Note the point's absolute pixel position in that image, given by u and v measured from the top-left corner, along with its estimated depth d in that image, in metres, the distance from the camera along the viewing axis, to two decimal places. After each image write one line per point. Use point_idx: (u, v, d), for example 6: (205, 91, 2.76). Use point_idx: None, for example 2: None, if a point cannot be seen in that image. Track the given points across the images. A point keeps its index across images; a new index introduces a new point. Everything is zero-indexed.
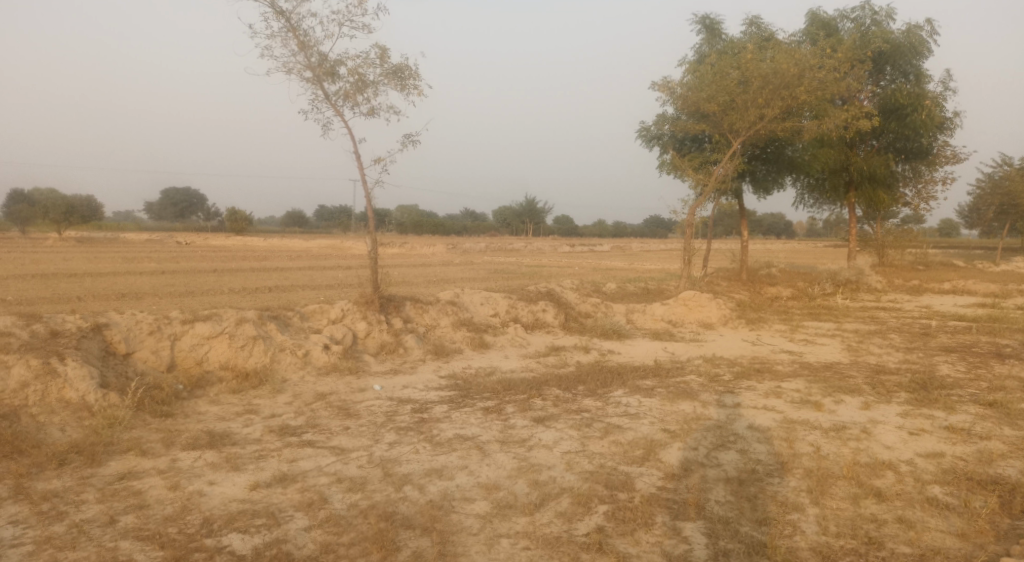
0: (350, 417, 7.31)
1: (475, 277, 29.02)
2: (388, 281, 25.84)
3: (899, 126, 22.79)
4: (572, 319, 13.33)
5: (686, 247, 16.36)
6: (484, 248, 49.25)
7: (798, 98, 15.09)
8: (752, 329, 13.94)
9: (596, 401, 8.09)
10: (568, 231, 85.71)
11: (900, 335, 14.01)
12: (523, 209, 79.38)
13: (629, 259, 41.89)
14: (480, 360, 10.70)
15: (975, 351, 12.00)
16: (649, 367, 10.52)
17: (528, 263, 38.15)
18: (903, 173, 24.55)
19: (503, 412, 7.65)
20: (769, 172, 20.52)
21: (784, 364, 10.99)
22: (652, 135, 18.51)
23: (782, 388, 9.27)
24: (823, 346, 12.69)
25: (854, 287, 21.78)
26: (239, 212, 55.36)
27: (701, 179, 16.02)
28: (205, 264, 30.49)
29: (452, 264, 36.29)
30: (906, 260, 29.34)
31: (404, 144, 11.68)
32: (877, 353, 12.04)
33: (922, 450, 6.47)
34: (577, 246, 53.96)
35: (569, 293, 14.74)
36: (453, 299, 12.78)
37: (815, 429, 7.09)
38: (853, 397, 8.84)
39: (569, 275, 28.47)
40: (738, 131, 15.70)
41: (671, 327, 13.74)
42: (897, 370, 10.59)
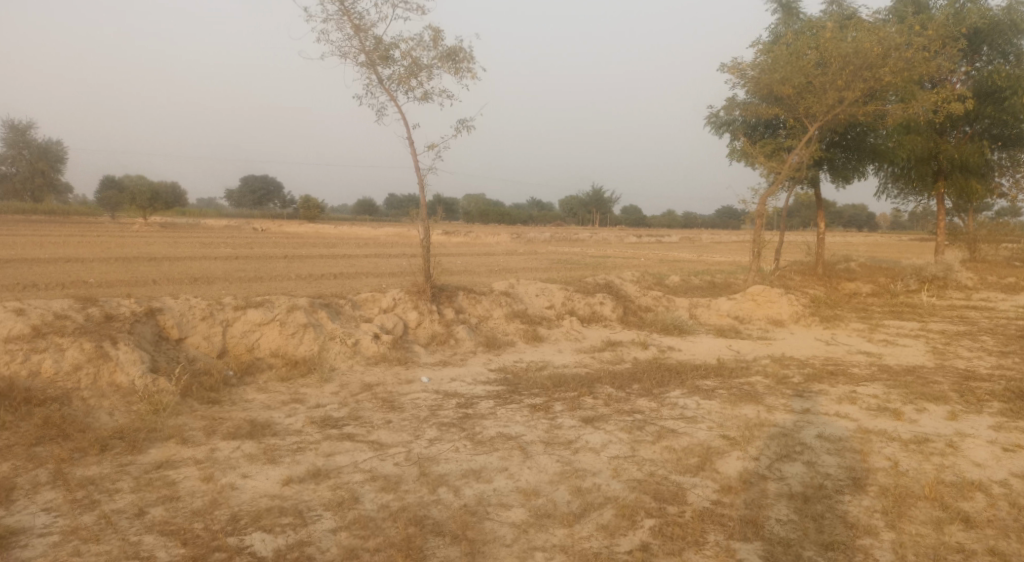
0: (394, 411, 7.14)
1: (537, 268, 28.72)
2: (450, 270, 25.86)
3: (997, 111, 21.09)
4: (632, 312, 12.85)
5: (755, 239, 15.54)
6: (549, 237, 48.88)
7: (882, 79, 14.05)
8: (825, 327, 13.11)
9: (651, 402, 7.66)
10: (635, 222, 84.29)
11: (992, 338, 12.90)
12: (589, 198, 78.49)
13: (697, 251, 40.69)
14: (533, 354, 10.38)
15: None
16: (711, 365, 9.97)
17: (593, 254, 37.55)
18: (999, 161, 22.77)
19: (551, 410, 7.33)
20: (849, 160, 19.32)
21: (859, 366, 10.22)
22: (722, 122, 17.70)
23: (857, 393, 8.59)
24: (905, 347, 11.78)
25: (941, 284, 20.38)
26: (312, 199, 56.81)
27: (773, 167, 15.17)
28: (276, 250, 31.31)
29: (515, 254, 36.12)
30: (1001, 256, 27.28)
31: (458, 129, 11.46)
32: (965, 357, 11.08)
33: (1018, 469, 5.76)
34: (644, 237, 52.91)
35: (629, 285, 14.24)
36: (508, 290, 12.51)
37: (893, 441, 6.46)
38: (937, 405, 8.08)
39: (633, 267, 27.81)
40: (815, 115, 14.75)
41: (737, 324, 13.07)
42: (988, 376, 9.67)
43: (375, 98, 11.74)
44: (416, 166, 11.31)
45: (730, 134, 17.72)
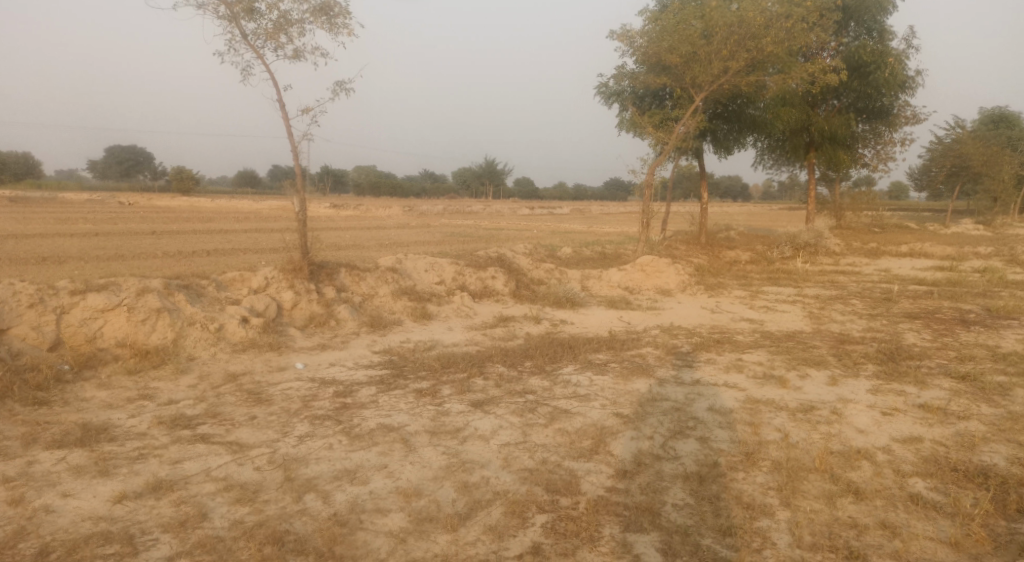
0: (260, 405, 6.40)
1: (429, 241, 27.94)
2: (337, 245, 24.63)
3: (862, 84, 22.30)
4: (524, 286, 12.50)
5: (644, 210, 15.55)
6: (442, 209, 48.00)
7: (764, 50, 14.27)
8: (711, 295, 13.32)
9: (542, 380, 7.31)
10: (528, 194, 84.64)
11: (862, 301, 13.57)
12: (482, 170, 77.96)
13: (588, 222, 41.17)
14: (420, 333, 9.79)
15: (939, 318, 11.55)
16: (603, 338, 9.77)
17: (486, 226, 37.12)
18: (863, 133, 24.20)
19: (438, 394, 6.81)
20: (731, 132, 19.83)
21: (744, 334, 10.36)
22: (612, 91, 17.61)
23: (744, 361, 8.62)
24: (785, 313, 12.13)
25: (813, 251, 21.21)
26: (185, 171, 52.84)
27: (661, 137, 15.18)
28: (143, 225, 28.72)
29: (406, 227, 35.11)
30: (863, 223, 29.23)
31: (335, 91, 10.54)
32: (839, 321, 11.51)
33: (898, 434, 5.82)
34: (537, 208, 53.10)
35: (521, 258, 13.86)
36: (394, 266, 11.79)
37: (781, 411, 6.41)
38: (818, 370, 8.22)
39: (525, 239, 27.61)
40: (701, 85, 14.84)
41: (628, 294, 13.02)
42: (862, 339, 10.05)
43: (239, 56, 10.59)
44: (290, 132, 10.33)
45: (619, 104, 17.66)
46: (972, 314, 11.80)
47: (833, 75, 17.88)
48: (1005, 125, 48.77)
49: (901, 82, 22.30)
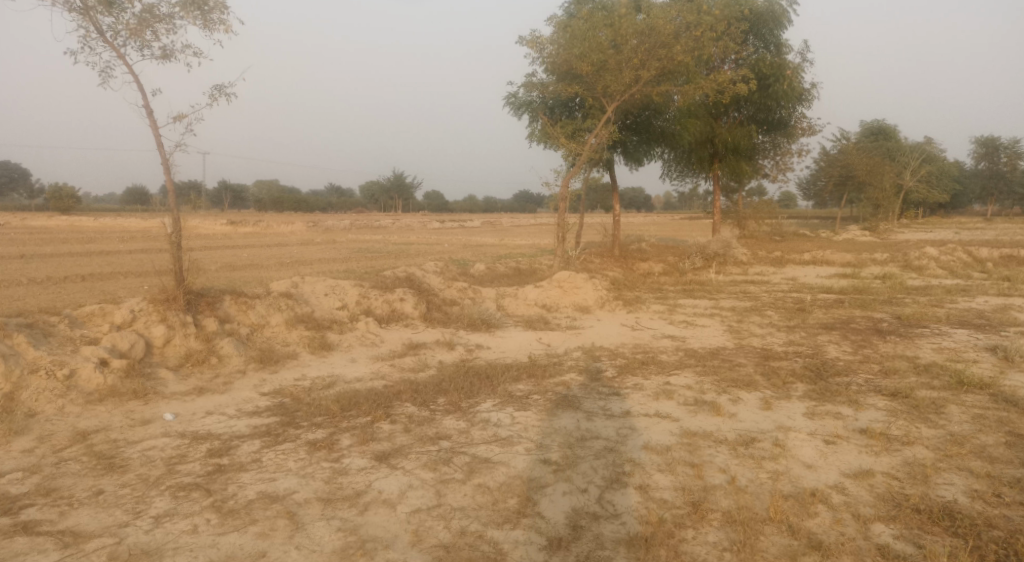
0: (113, 475, 5.24)
1: (335, 258, 26.50)
2: (232, 265, 22.86)
3: (762, 97, 22.85)
4: (435, 307, 11.59)
5: (559, 223, 14.95)
6: (349, 224, 46.32)
7: (675, 58, 14.05)
8: (630, 310, 12.85)
9: (456, 421, 6.46)
10: (438, 208, 83.51)
11: (777, 312, 13.47)
12: (390, 184, 76.34)
13: (500, 234, 40.65)
14: (318, 368, 8.72)
15: (854, 328, 11.49)
16: (522, 364, 9.01)
17: (395, 241, 35.88)
18: (764, 144, 24.82)
19: (334, 446, 5.83)
20: (640, 144, 19.59)
21: (668, 353, 9.87)
22: (521, 102, 17.05)
23: (672, 385, 8.08)
24: (705, 328, 11.77)
25: (722, 261, 21.36)
26: (64, 187, 48.68)
27: (574, 148, 14.68)
28: (10, 247, 25.82)
29: (311, 243, 33.41)
30: (765, 231, 30.03)
31: (213, 96, 9.36)
32: (759, 334, 11.24)
33: (847, 468, 5.33)
34: (447, 222, 52.31)
35: (431, 277, 12.93)
36: (289, 291, 10.63)
37: (721, 445, 5.83)
38: (749, 392, 7.77)
39: (435, 255, 26.67)
40: (613, 94, 14.48)
41: (545, 313, 12.36)
42: (786, 353, 9.75)
43: (97, 55, 9.24)
44: (160, 143, 9.07)
45: (529, 114, 17.11)
46: (885, 323, 11.81)
47: (743, 85, 18.03)
48: (883, 137, 52.06)
49: (798, 94, 23.02)
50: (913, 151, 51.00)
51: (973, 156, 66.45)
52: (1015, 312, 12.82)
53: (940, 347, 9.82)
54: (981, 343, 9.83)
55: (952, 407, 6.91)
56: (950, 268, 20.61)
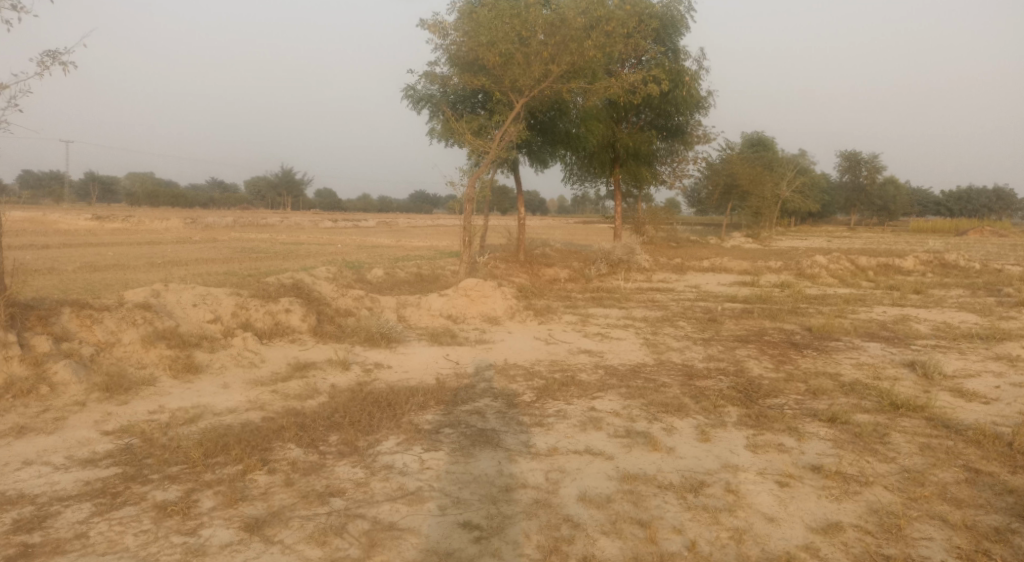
0: None
1: (216, 259, 24.23)
2: (92, 265, 20.28)
3: (662, 103, 22.86)
4: (327, 319, 10.24)
5: (465, 226, 13.89)
6: (231, 222, 43.27)
7: (586, 54, 13.33)
8: (541, 321, 11.99)
9: (351, 472, 5.30)
10: (330, 206, 80.38)
11: (689, 322, 13.03)
12: (278, 180, 72.70)
13: (396, 236, 39.11)
14: (180, 397, 7.28)
15: (769, 341, 11.17)
16: (428, 387, 7.91)
17: (283, 241, 33.63)
18: (663, 151, 24.90)
19: (191, 512, 4.56)
20: (545, 145, 18.94)
21: (587, 371, 9.07)
22: (422, 96, 15.92)
23: (598, 411, 7.24)
24: (621, 340, 11.09)
25: (627, 268, 21.02)
26: None
27: (481, 145, 13.70)
28: None
29: (189, 242, 30.63)
30: (662, 237, 30.26)
31: (44, 64, 7.73)
32: (677, 347, 10.68)
33: (812, 520, 4.64)
34: (339, 221, 50.05)
35: (322, 283, 11.52)
36: (148, 301, 9.04)
37: (667, 493, 5.02)
38: (682, 418, 7.05)
39: (328, 257, 24.93)
40: (522, 90, 13.61)
41: (451, 325, 11.27)
42: (709, 370, 9.19)
43: None
44: None
45: (430, 108, 15.98)
46: (799, 336, 11.58)
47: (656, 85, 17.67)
48: (763, 149, 54.61)
49: (695, 102, 23.22)
50: (790, 164, 53.86)
51: (838, 170, 71.26)
52: (913, 323, 13.03)
53: (858, 363, 9.58)
54: (896, 359, 9.68)
55: (894, 435, 6.45)
56: (841, 278, 21.22)
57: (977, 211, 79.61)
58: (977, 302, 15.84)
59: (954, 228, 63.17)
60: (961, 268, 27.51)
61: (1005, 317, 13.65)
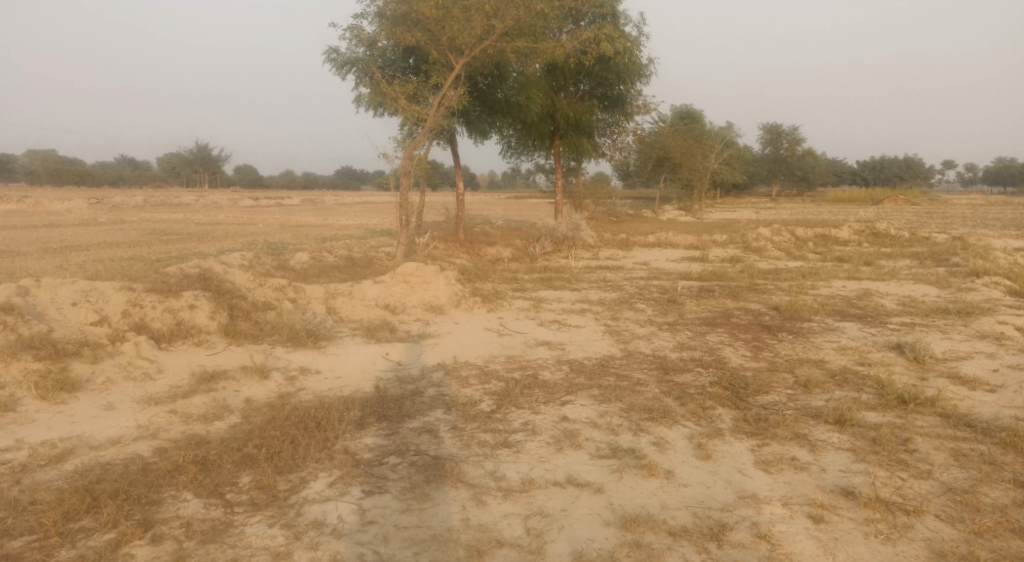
0: None
1: (121, 242, 21.91)
2: None
3: (603, 70, 21.77)
4: (241, 316, 8.69)
5: (402, 203, 12.40)
6: (141, 201, 40.11)
7: (531, 8, 11.98)
8: (490, 309, 10.77)
9: (267, 536, 3.98)
10: (251, 184, 76.54)
11: (647, 304, 12.07)
12: (194, 157, 68.69)
13: (324, 214, 36.98)
14: (47, 426, 5.71)
15: (738, 324, 10.27)
16: (365, 399, 6.56)
17: (200, 221, 31.19)
18: (604, 122, 23.83)
19: None
20: (484, 115, 17.52)
21: (550, 368, 7.92)
22: (347, 59, 14.26)
23: (572, 422, 6.08)
24: (581, 328, 9.98)
25: (571, 245, 20.00)
26: None
27: (417, 113, 12.18)
28: None
29: (92, 224, 27.86)
30: (602, 212, 29.39)
31: None
32: (643, 335, 9.65)
33: None
34: (260, 199, 47.35)
35: (236, 271, 9.91)
36: (12, 301, 7.30)
37: (682, 545, 3.93)
38: (671, 428, 5.97)
39: (248, 240, 22.87)
40: (461, 48, 12.13)
41: (389, 316, 9.89)
42: (685, 362, 8.19)
43: None
44: None
45: (356, 71, 14.33)
46: (769, 318, 10.75)
47: (606, 45, 16.46)
48: (692, 121, 54.49)
49: (637, 70, 22.25)
50: (718, 136, 54.04)
51: (761, 142, 72.46)
52: (877, 298, 12.41)
53: (841, 347, 8.75)
54: (879, 342, 8.91)
55: (917, 439, 5.55)
56: (787, 251, 20.78)
57: (890, 181, 82.82)
58: (928, 273, 15.49)
59: (870, 197, 65.23)
60: (892, 237, 27.71)
61: (964, 288, 13.21)
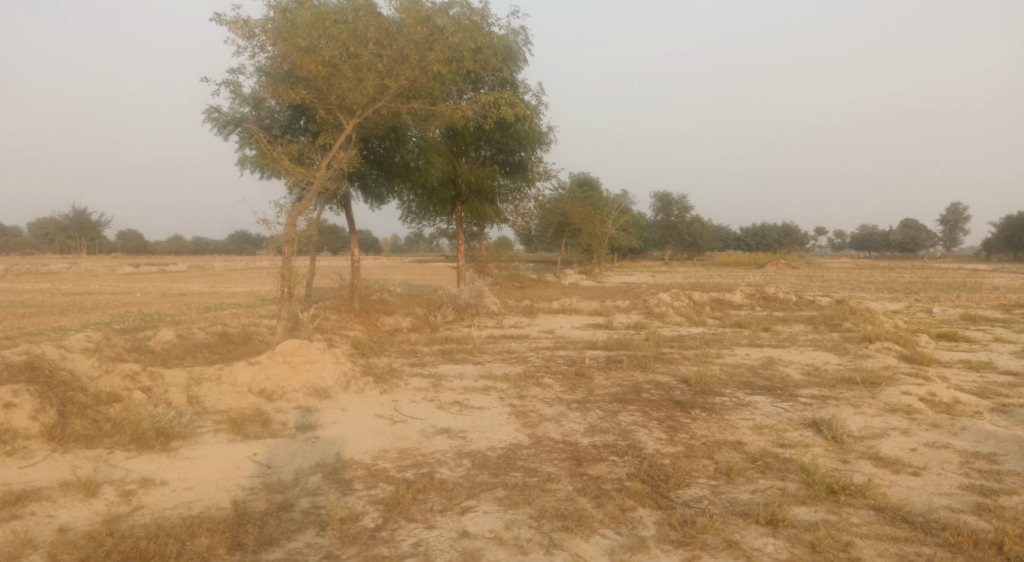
0: None
1: None
2: None
3: (503, 136, 21.59)
4: (75, 413, 7.22)
5: (285, 273, 11.21)
6: (2, 269, 36.24)
7: (428, 69, 11.44)
8: (383, 390, 9.67)
9: None
10: (134, 249, 71.67)
11: (554, 378, 11.35)
12: (69, 221, 63.68)
13: (211, 281, 34.59)
14: None
15: (651, 400, 9.66)
16: (220, 520, 5.34)
17: (68, 290, 28.27)
18: (505, 188, 23.54)
19: None
20: (381, 179, 16.68)
21: (449, 463, 6.93)
22: (228, 118, 13.15)
23: (473, 539, 5.12)
24: (484, 410, 9.06)
25: (474, 313, 19.20)
26: None
27: (304, 175, 11.17)
28: None
29: None
30: (505, 277, 28.88)
31: None
32: (551, 416, 8.84)
33: None
34: (143, 266, 44.07)
35: (77, 356, 8.41)
36: None
37: None
38: (588, 541, 5.13)
39: (118, 312, 20.64)
40: (352, 108, 11.34)
41: (264, 405, 8.61)
42: (599, 449, 7.41)
43: None
44: None
45: (239, 130, 13.22)
46: (681, 392, 10.24)
47: (506, 110, 16.16)
48: (590, 188, 55.98)
49: (537, 137, 22.20)
50: (615, 203, 55.68)
51: (654, 209, 75.57)
52: (782, 367, 12.25)
53: (757, 425, 8.26)
54: (795, 419, 8.50)
55: (859, 544, 4.98)
56: (688, 316, 20.87)
57: (772, 246, 88.10)
58: (824, 339, 15.70)
59: (754, 261, 68.87)
60: (782, 300, 28.71)
61: (862, 355, 13.32)
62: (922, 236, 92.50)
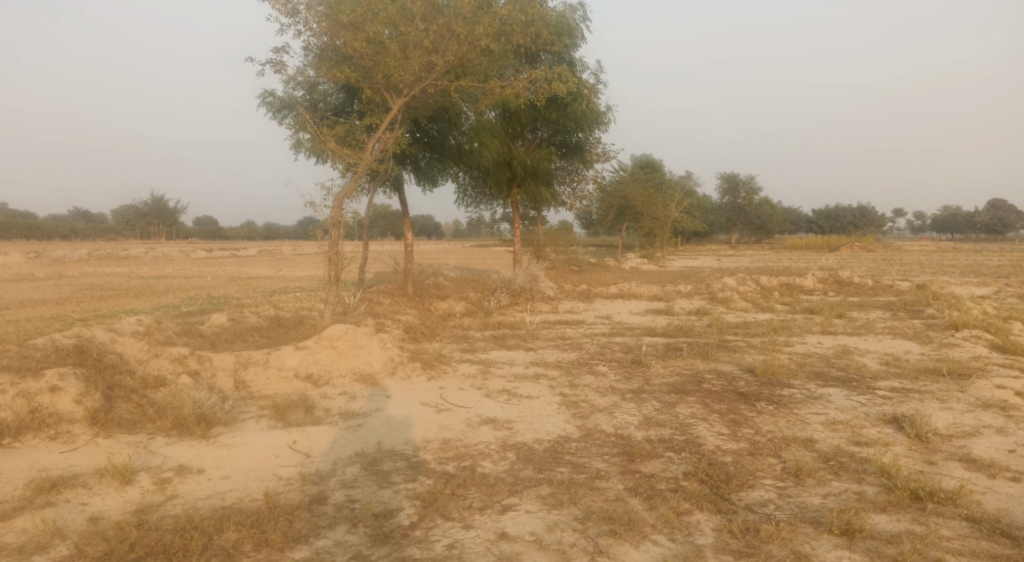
0: None
1: (44, 300, 20.08)
2: None
3: (560, 116, 21.01)
4: (121, 397, 7.19)
5: (333, 257, 11.06)
6: (86, 254, 38.07)
7: (476, 44, 11.01)
8: (430, 376, 9.40)
9: None
10: (209, 235, 74.39)
11: (609, 366, 10.86)
12: (148, 209, 66.52)
13: (277, 266, 35.39)
14: None
15: (712, 391, 9.06)
16: (250, 513, 5.12)
17: (143, 274, 29.36)
18: (562, 170, 22.95)
19: None
20: (433, 161, 16.40)
21: (493, 456, 6.57)
22: (280, 102, 13.08)
23: (512, 542, 4.75)
24: (534, 400, 8.66)
25: (529, 297, 18.81)
26: None
27: (351, 156, 10.95)
28: None
29: (23, 280, 25.89)
30: (563, 261, 28.35)
31: None
32: (604, 407, 8.37)
33: None
34: (215, 251, 45.58)
35: (127, 340, 8.43)
36: None
37: None
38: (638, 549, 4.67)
39: (185, 295, 21.18)
40: (399, 86, 11.04)
41: (309, 391, 8.45)
42: (654, 444, 6.91)
43: None
44: None
45: (290, 113, 13.15)
46: (745, 382, 9.58)
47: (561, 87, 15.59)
48: (652, 170, 54.69)
49: (595, 116, 21.51)
50: (678, 185, 54.21)
51: (719, 191, 73.34)
52: (857, 356, 11.39)
53: (830, 421, 7.57)
54: (872, 414, 7.77)
55: None
56: (754, 302, 19.91)
57: (845, 228, 84.38)
58: (904, 327, 14.61)
59: (827, 244, 66.04)
60: (856, 285, 27.19)
61: (947, 344, 12.29)
62: (1011, 217, 86.80)
